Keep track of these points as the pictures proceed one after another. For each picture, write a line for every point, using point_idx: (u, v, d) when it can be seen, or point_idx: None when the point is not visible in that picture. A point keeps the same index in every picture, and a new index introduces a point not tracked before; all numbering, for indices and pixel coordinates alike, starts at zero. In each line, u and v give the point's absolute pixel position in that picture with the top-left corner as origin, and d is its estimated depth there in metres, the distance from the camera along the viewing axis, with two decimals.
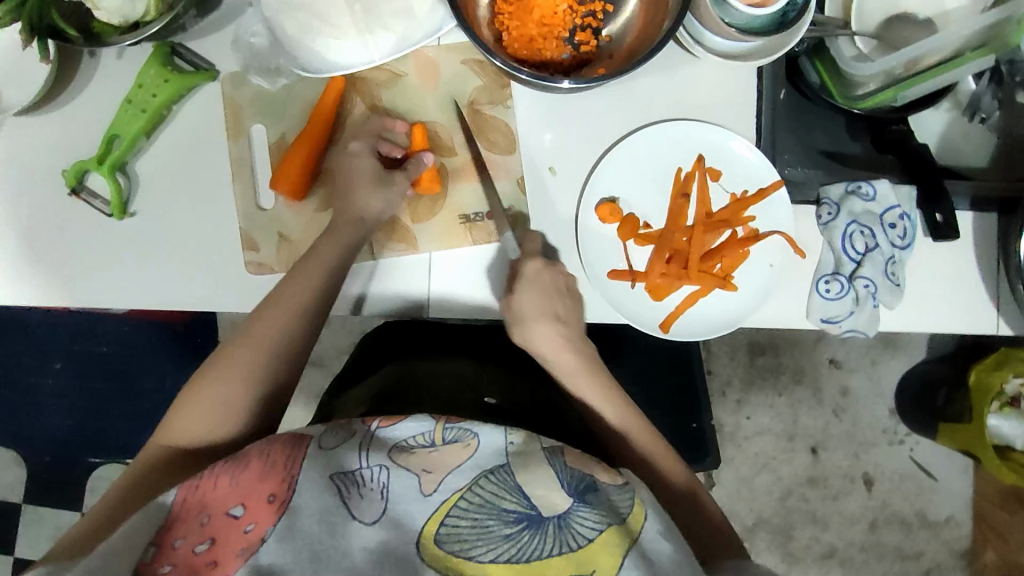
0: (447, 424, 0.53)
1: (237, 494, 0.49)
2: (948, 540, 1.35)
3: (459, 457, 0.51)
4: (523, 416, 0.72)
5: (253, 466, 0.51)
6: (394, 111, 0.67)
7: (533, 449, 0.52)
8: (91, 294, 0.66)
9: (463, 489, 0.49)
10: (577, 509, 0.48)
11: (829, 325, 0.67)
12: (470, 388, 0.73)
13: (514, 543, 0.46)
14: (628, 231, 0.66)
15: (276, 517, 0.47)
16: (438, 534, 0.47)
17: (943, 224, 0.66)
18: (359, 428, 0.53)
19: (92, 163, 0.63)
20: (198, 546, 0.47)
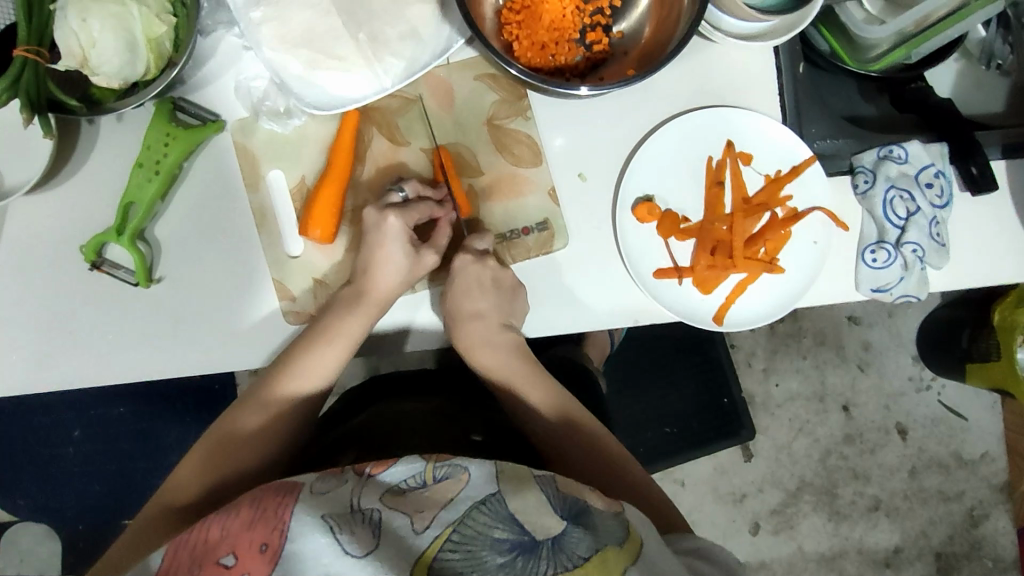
0: (437, 463, 0.56)
1: (229, 544, 0.50)
2: (987, 476, 1.36)
3: (450, 492, 0.53)
4: (512, 451, 0.68)
5: (242, 514, 0.52)
6: (414, 138, 0.65)
7: (526, 479, 0.55)
8: (127, 367, 0.63)
9: (456, 522, 0.51)
10: (570, 531, 0.51)
11: (880, 293, 0.66)
12: (457, 425, 0.69)
13: (508, 569, 0.48)
14: (669, 227, 0.65)
15: (269, 566, 0.48)
16: (431, 567, 0.49)
17: (978, 175, 0.66)
18: (350, 473, 0.56)
19: (112, 234, 0.60)
20: None
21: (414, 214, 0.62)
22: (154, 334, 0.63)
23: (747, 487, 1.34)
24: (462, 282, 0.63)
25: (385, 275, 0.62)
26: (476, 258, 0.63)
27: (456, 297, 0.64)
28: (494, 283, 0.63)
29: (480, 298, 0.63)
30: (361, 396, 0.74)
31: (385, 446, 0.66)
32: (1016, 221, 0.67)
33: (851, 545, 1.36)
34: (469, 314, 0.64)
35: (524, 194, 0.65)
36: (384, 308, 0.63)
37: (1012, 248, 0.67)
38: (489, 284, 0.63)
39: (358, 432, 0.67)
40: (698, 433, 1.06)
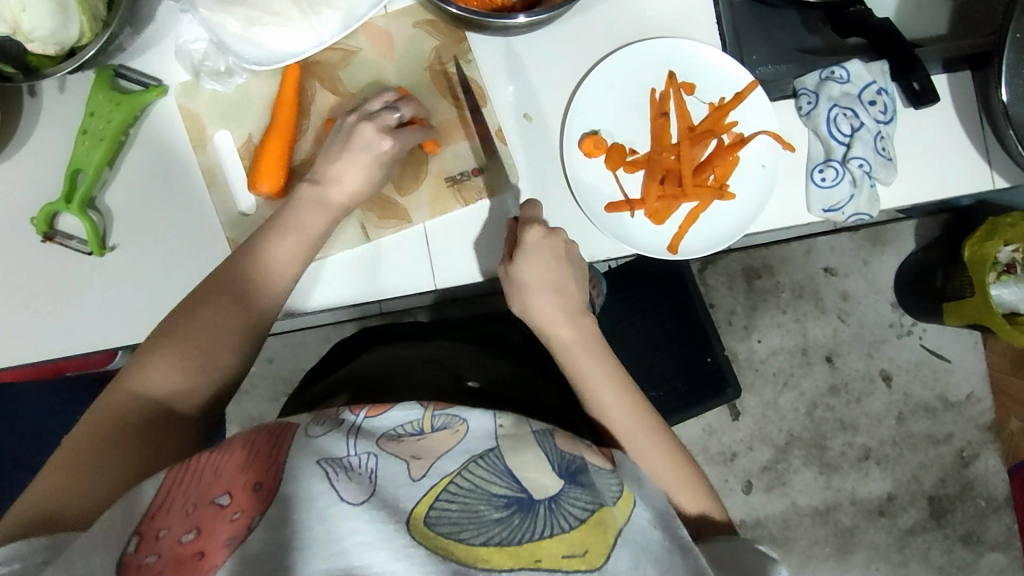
0: (435, 412, 0.55)
1: (222, 483, 0.46)
2: (973, 416, 1.37)
3: (448, 443, 0.52)
4: (502, 396, 0.71)
5: (235, 453, 0.48)
6: (357, 89, 0.66)
7: (523, 430, 0.55)
8: (86, 339, 0.63)
9: (455, 473, 0.49)
10: (568, 492, 0.50)
11: (833, 213, 0.67)
12: (451, 371, 0.72)
13: (505, 526, 0.46)
14: (617, 159, 0.65)
15: (264, 505, 0.45)
16: (427, 517, 0.46)
17: (921, 91, 0.66)
18: (347, 418, 0.54)
19: (60, 203, 0.60)
20: (184, 535, 0.43)
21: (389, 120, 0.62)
22: (111, 303, 0.63)
23: (736, 445, 1.35)
24: (534, 255, 0.61)
25: (345, 213, 0.62)
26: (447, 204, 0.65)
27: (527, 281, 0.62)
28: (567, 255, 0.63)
29: (552, 270, 0.62)
30: (355, 346, 0.80)
31: (376, 390, 0.68)
32: (963, 134, 0.68)
33: (845, 496, 1.36)
34: (548, 284, 0.62)
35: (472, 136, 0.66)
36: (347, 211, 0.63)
37: (962, 160, 0.68)
38: (562, 258, 0.62)
39: (349, 377, 0.71)
40: (685, 395, 1.06)
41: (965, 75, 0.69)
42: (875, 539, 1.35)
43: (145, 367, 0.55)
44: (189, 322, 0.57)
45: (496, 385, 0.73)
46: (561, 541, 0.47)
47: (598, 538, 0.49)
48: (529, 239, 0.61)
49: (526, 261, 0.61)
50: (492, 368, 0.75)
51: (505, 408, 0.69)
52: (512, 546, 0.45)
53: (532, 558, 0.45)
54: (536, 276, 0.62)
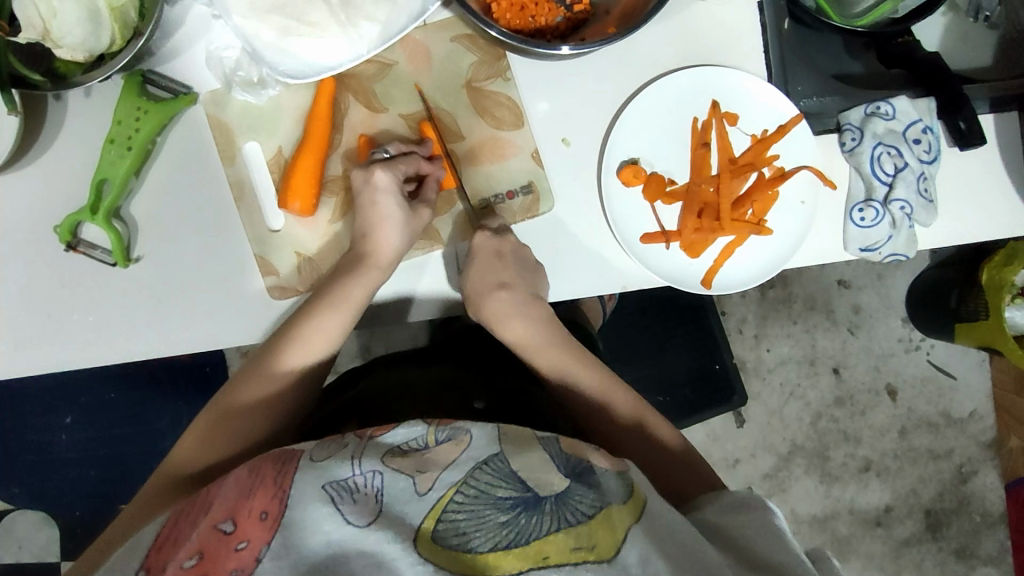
0: (439, 427, 0.57)
1: (227, 512, 0.50)
2: (975, 434, 1.37)
3: (453, 455, 0.54)
4: (514, 417, 0.71)
5: (240, 481, 0.53)
6: (393, 104, 0.64)
7: (527, 440, 0.56)
8: (109, 348, 0.62)
9: (459, 483, 0.52)
10: (574, 489, 0.51)
11: (869, 253, 0.66)
12: (459, 394, 0.71)
13: (513, 528, 0.48)
14: (655, 190, 0.64)
15: (269, 533, 0.48)
16: (436, 530, 0.49)
17: (967, 131, 0.64)
18: (351, 440, 0.56)
19: (85, 213, 0.59)
20: (187, 561, 0.47)
21: (400, 168, 0.62)
22: (134, 312, 0.62)
23: (739, 452, 1.36)
24: (483, 260, 0.63)
25: (382, 233, 0.61)
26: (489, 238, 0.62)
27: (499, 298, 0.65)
28: (517, 257, 0.63)
29: (504, 271, 0.63)
30: (364, 366, 0.77)
31: (383, 413, 0.68)
32: (1004, 172, 0.67)
33: (843, 506, 1.37)
34: (494, 285, 0.64)
35: (507, 157, 0.64)
36: (386, 272, 0.62)
37: (1003, 199, 0.67)
38: (511, 257, 0.63)
39: (359, 401, 0.70)
40: (693, 401, 1.05)
41: (1012, 115, 0.67)
42: (870, 549, 1.37)
43: (187, 448, 0.60)
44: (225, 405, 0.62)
45: (505, 404, 0.72)
46: (569, 534, 0.48)
47: (606, 531, 0.49)
48: (476, 242, 0.62)
49: (475, 264, 0.63)
50: (504, 386, 0.73)
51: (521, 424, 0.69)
52: (520, 546, 0.47)
53: (540, 555, 0.47)
54: (489, 279, 0.63)
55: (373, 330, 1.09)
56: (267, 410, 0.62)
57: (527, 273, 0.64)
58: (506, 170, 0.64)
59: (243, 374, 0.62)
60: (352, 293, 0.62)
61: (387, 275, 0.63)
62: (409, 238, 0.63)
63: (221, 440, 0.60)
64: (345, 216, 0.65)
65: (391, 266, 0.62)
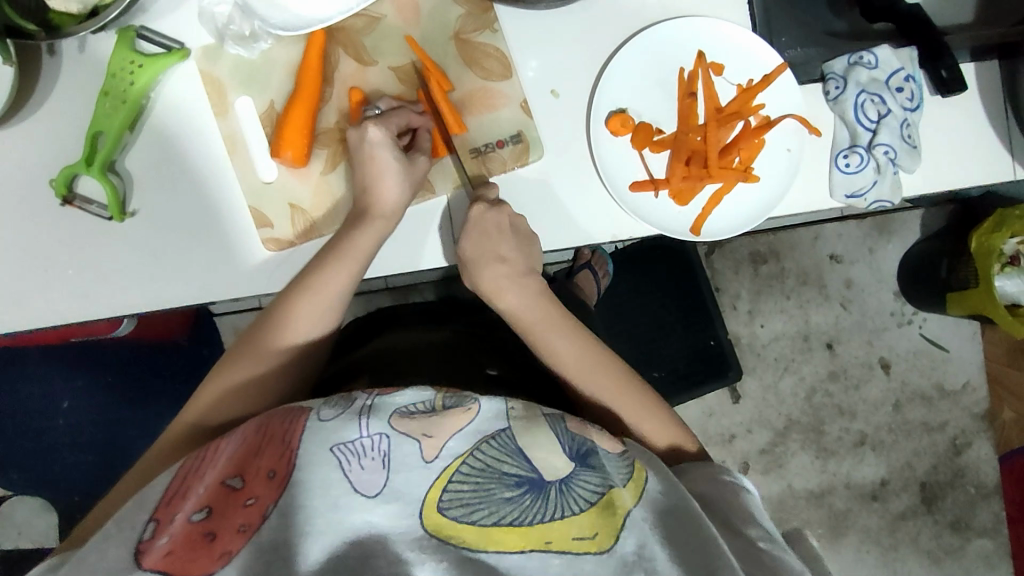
0: (447, 392, 0.52)
1: (236, 466, 0.50)
2: (968, 406, 1.38)
3: (461, 422, 0.50)
4: (525, 389, 0.71)
5: (249, 439, 0.51)
6: (382, 57, 0.64)
7: (535, 414, 0.53)
8: (107, 303, 0.63)
9: (466, 454, 0.49)
10: (579, 474, 0.51)
11: (855, 199, 0.67)
12: (470, 358, 0.71)
13: (517, 507, 0.48)
14: (643, 139, 0.65)
15: (277, 492, 0.48)
16: (440, 503, 0.48)
17: (948, 79, 0.64)
18: (358, 396, 0.52)
19: (80, 165, 0.59)
20: (195, 514, 0.47)
21: (393, 122, 0.62)
22: (132, 271, 0.63)
23: (735, 427, 1.36)
24: (478, 234, 0.62)
25: (382, 183, 0.62)
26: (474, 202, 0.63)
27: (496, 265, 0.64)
28: (513, 229, 0.63)
29: (504, 244, 0.63)
30: (372, 325, 0.77)
31: (394, 373, 0.68)
32: (985, 123, 0.68)
33: (839, 480, 1.38)
34: (494, 257, 0.63)
35: (496, 108, 0.65)
36: (390, 223, 0.63)
37: (984, 149, 0.68)
38: (510, 231, 0.63)
39: (368, 359, 0.70)
40: (686, 374, 1.06)
41: (993, 65, 0.68)
42: (867, 523, 1.37)
43: (199, 402, 0.60)
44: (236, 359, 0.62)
45: (517, 374, 0.72)
46: (571, 523, 0.48)
47: (606, 521, 0.49)
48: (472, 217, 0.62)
49: (470, 235, 0.63)
50: (512, 355, 0.74)
51: (529, 398, 0.70)
52: (522, 527, 0.47)
53: (541, 540, 0.47)
54: (486, 251, 0.63)
55: (370, 306, 1.10)
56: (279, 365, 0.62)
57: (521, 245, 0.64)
58: (496, 120, 0.65)
59: (252, 331, 0.63)
60: (362, 246, 0.62)
61: (392, 225, 0.63)
62: (409, 190, 0.63)
63: (232, 396, 0.60)
64: (337, 167, 0.65)
65: (394, 221, 0.63)
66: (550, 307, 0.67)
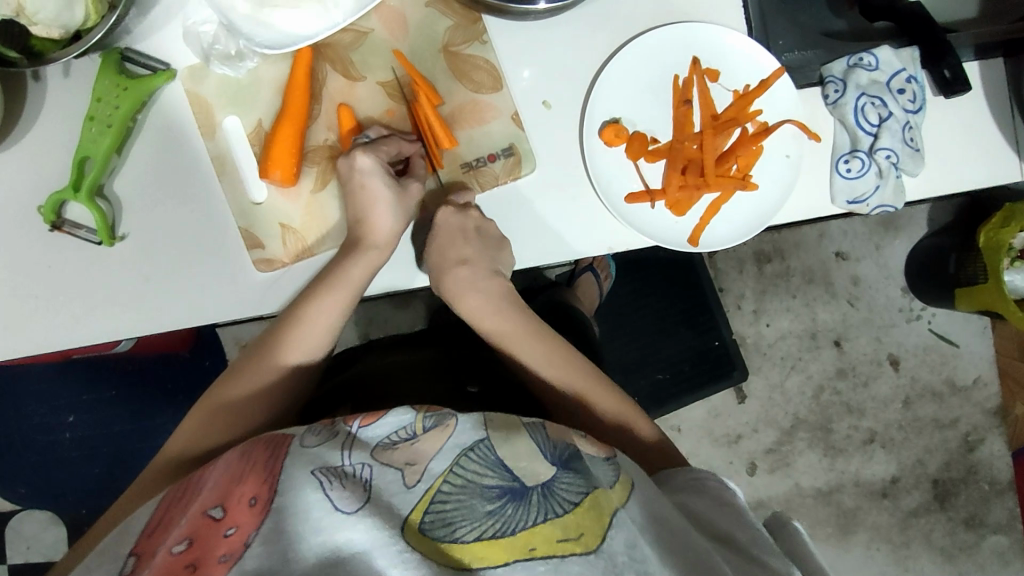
0: (426, 412, 0.54)
1: (218, 496, 0.49)
2: (980, 401, 1.36)
3: (438, 443, 0.52)
4: (507, 403, 0.70)
5: (232, 467, 0.51)
6: (371, 72, 0.63)
7: (516, 427, 0.54)
8: (98, 326, 0.62)
9: (446, 472, 0.50)
10: (560, 475, 0.50)
11: (857, 205, 0.65)
12: (454, 379, 0.71)
13: (499, 518, 0.47)
14: (638, 149, 0.63)
15: (259, 519, 0.47)
16: (423, 522, 0.47)
17: (952, 79, 0.63)
18: (341, 428, 0.54)
19: (68, 191, 0.59)
20: (175, 546, 0.46)
21: (384, 150, 0.61)
22: (123, 294, 0.62)
23: (742, 427, 1.35)
24: (444, 235, 0.63)
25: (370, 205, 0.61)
26: (457, 219, 0.62)
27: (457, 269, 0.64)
28: (480, 233, 0.63)
29: (466, 248, 0.63)
30: (361, 342, 0.77)
31: (376, 398, 0.68)
32: (990, 122, 0.66)
33: (849, 478, 1.36)
34: (454, 261, 0.63)
35: (487, 121, 0.64)
36: (385, 252, 0.62)
37: (989, 149, 0.67)
38: (473, 233, 0.62)
39: (355, 381, 0.69)
40: (690, 377, 1.06)
41: (998, 62, 0.66)
42: (877, 521, 1.36)
43: (186, 430, 0.60)
44: (225, 386, 0.62)
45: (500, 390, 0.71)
46: (556, 525, 0.47)
47: (593, 521, 0.48)
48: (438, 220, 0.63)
49: (437, 237, 0.63)
50: (497, 369, 0.73)
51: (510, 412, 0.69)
52: (506, 537, 0.46)
53: (525, 547, 0.46)
54: (449, 254, 0.63)
55: (370, 316, 1.09)
56: (267, 393, 0.62)
57: (489, 249, 0.63)
58: (488, 134, 0.64)
59: (244, 360, 0.63)
60: (351, 276, 0.61)
61: (387, 254, 0.63)
62: (404, 219, 0.63)
63: (218, 424, 0.60)
64: (327, 185, 0.64)
65: (390, 249, 0.63)
66: (518, 316, 0.66)
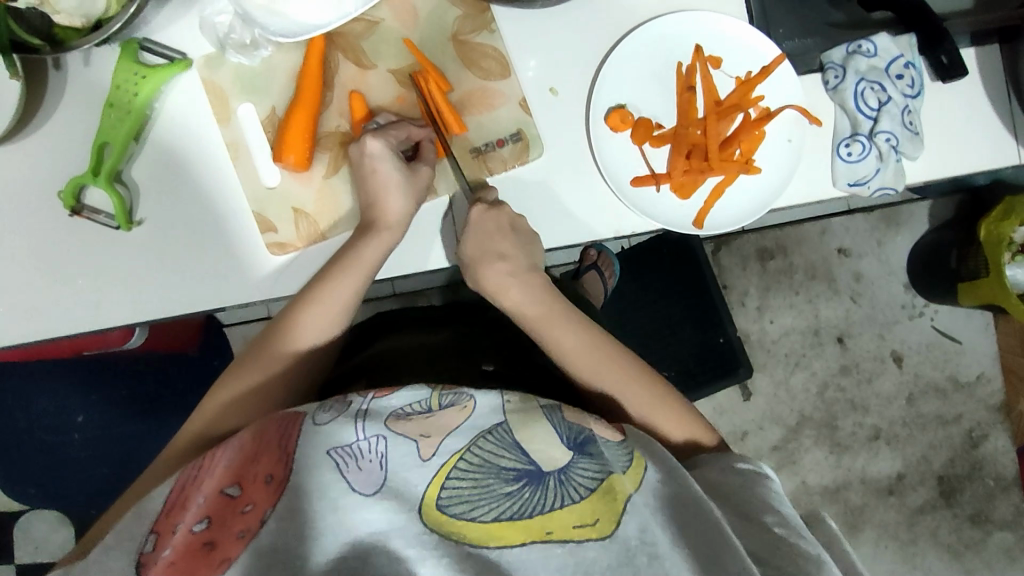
0: (443, 390, 0.54)
1: (233, 475, 0.50)
2: (983, 397, 1.37)
3: (456, 420, 0.52)
4: (524, 382, 0.71)
5: (246, 446, 0.52)
6: (382, 60, 0.65)
7: (531, 406, 0.54)
8: (114, 311, 0.64)
9: (463, 451, 0.50)
10: (576, 461, 0.51)
11: (858, 188, 0.67)
12: (469, 356, 0.71)
13: (516, 500, 0.48)
14: (642, 134, 0.65)
15: (276, 497, 0.48)
16: (440, 499, 0.48)
17: (949, 65, 0.64)
18: (353, 402, 0.53)
19: (87, 175, 0.60)
20: (195, 525, 0.46)
21: (393, 134, 0.62)
22: (139, 279, 0.63)
23: (747, 424, 1.35)
24: (479, 231, 0.62)
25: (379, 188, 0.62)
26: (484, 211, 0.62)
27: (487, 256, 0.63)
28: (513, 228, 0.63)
29: (502, 241, 0.62)
30: (375, 326, 0.78)
31: (393, 373, 0.68)
32: (987, 108, 0.68)
33: (855, 475, 1.36)
34: (490, 252, 0.63)
35: (496, 107, 0.65)
36: (397, 233, 0.63)
37: (987, 135, 0.68)
38: (509, 228, 0.62)
39: (369, 363, 0.70)
40: (696, 374, 1.04)
41: (992, 50, 0.68)
42: (884, 519, 1.36)
43: (202, 411, 0.61)
44: (241, 368, 0.63)
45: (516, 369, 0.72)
46: (572, 511, 0.48)
47: (607, 507, 0.49)
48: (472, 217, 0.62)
49: (473, 235, 0.62)
50: (511, 350, 0.74)
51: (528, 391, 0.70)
52: (523, 519, 0.47)
53: (542, 530, 0.47)
54: (485, 250, 0.62)
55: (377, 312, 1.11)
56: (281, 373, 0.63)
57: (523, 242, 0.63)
58: (496, 120, 0.65)
59: (258, 342, 0.64)
60: (363, 257, 0.62)
61: (399, 236, 0.63)
62: (415, 200, 0.63)
63: (234, 404, 0.61)
64: (340, 171, 0.65)
65: (400, 231, 0.63)
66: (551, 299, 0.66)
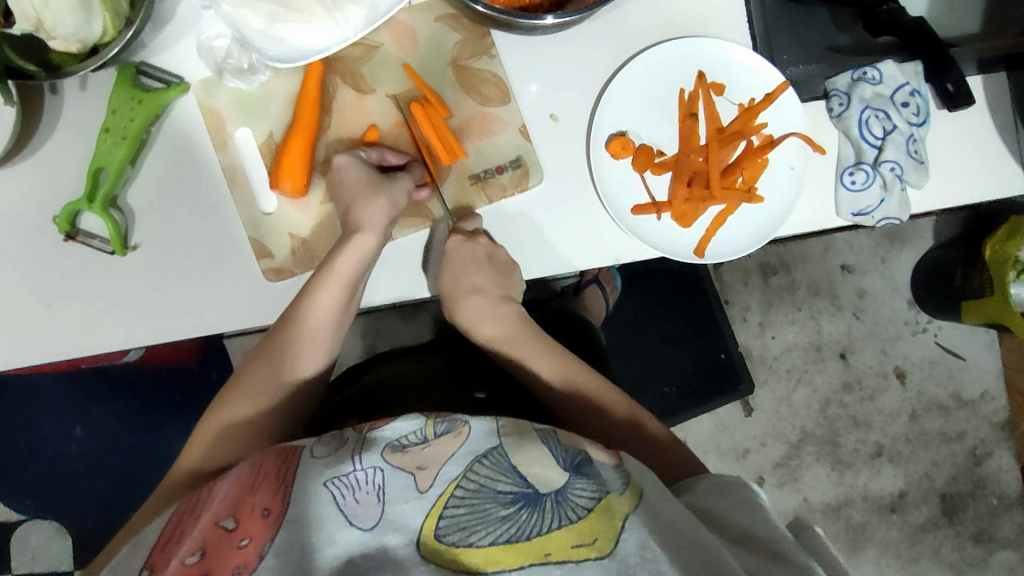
0: (438, 418, 0.53)
1: (229, 507, 0.48)
2: (987, 415, 1.36)
3: (451, 447, 0.50)
4: (513, 408, 0.70)
5: (242, 477, 0.51)
6: (380, 85, 0.64)
7: (527, 429, 0.52)
8: (110, 336, 0.63)
9: (459, 477, 0.48)
10: (573, 481, 0.48)
11: (862, 217, 0.66)
12: (461, 387, 0.71)
13: (513, 523, 0.46)
14: (644, 161, 0.64)
15: (273, 530, 0.47)
16: (437, 530, 0.46)
17: (954, 93, 0.62)
18: (351, 434, 0.52)
19: (82, 202, 0.59)
20: (189, 558, 0.46)
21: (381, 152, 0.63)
22: (136, 305, 0.63)
23: (749, 441, 1.34)
24: (457, 262, 0.63)
25: (362, 204, 0.60)
26: (467, 246, 0.62)
27: (452, 276, 0.64)
28: (491, 259, 0.63)
29: (475, 275, 0.64)
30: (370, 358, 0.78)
31: (384, 407, 0.67)
32: (993, 135, 0.67)
33: (857, 492, 1.35)
34: (469, 289, 0.65)
35: (495, 133, 0.65)
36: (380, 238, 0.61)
37: (992, 162, 0.67)
38: (486, 260, 0.63)
39: (360, 395, 0.69)
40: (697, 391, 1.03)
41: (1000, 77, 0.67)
42: (886, 536, 1.34)
43: (191, 447, 0.60)
44: (228, 400, 0.62)
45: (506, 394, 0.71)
46: (569, 532, 0.46)
47: (606, 525, 0.47)
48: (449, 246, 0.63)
49: (451, 265, 0.63)
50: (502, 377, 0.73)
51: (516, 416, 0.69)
52: (522, 544, 0.45)
53: (541, 552, 0.45)
54: (463, 284, 0.64)
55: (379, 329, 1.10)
56: (265, 400, 0.61)
57: (500, 274, 0.65)
58: (496, 146, 0.65)
59: (245, 372, 0.63)
60: (341, 271, 0.61)
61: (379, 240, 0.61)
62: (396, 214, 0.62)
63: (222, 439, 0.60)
64: None
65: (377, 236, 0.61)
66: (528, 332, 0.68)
